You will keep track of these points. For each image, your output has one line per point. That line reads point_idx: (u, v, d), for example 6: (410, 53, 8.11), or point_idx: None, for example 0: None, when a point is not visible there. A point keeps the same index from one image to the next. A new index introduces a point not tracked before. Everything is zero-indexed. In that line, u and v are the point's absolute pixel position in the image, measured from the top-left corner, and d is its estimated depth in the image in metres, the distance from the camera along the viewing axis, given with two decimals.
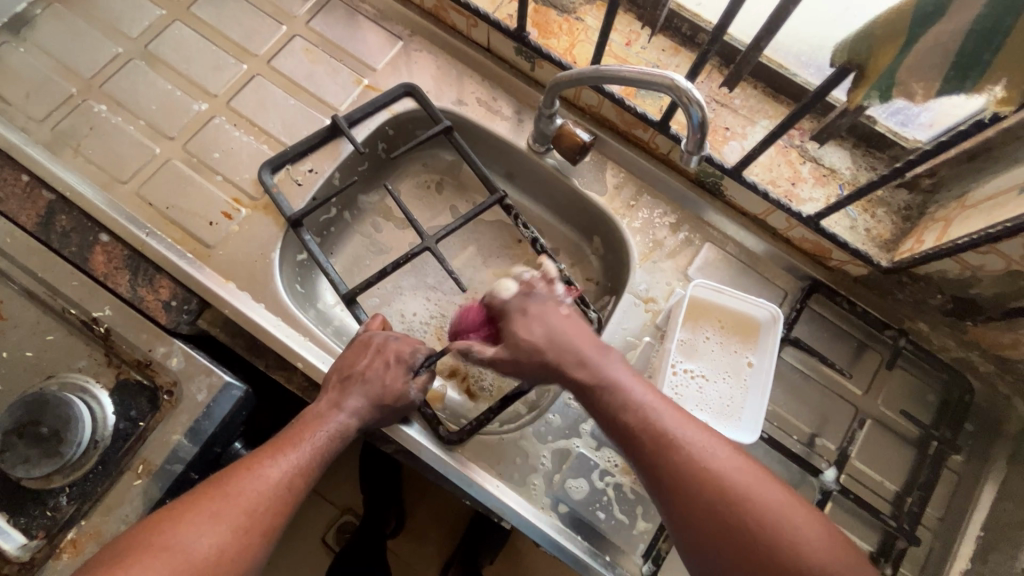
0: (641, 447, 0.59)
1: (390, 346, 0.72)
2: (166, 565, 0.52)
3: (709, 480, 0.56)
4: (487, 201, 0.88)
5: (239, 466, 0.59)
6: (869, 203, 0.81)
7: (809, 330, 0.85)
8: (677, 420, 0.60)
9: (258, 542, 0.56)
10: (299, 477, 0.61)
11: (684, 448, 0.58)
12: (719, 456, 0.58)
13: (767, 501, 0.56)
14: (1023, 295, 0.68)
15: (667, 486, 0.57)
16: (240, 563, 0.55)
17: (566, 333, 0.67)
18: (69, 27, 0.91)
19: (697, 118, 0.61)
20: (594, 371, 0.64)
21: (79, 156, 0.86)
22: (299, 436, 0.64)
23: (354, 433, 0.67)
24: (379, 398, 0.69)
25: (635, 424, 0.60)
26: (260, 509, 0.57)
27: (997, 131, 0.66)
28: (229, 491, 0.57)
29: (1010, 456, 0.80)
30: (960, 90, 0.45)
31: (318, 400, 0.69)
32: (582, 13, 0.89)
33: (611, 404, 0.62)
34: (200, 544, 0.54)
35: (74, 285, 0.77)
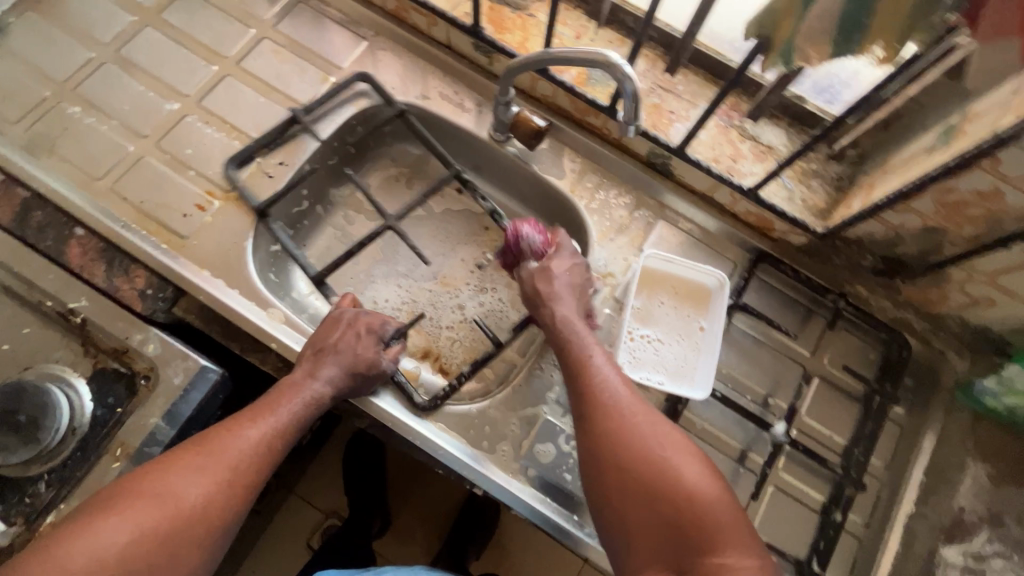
0: (575, 383, 0.72)
1: (361, 320, 0.81)
2: (158, 509, 0.60)
3: (624, 416, 0.67)
4: (444, 177, 0.94)
5: (221, 430, 0.67)
6: (805, 175, 0.87)
7: (759, 298, 0.90)
8: (610, 372, 0.72)
9: (241, 493, 0.65)
10: (276, 440, 0.69)
11: (609, 390, 0.69)
12: (637, 404, 0.68)
13: (665, 443, 0.64)
14: (941, 249, 0.75)
15: (588, 413, 0.68)
16: (225, 510, 0.63)
17: (574, 289, 0.81)
18: (41, 33, 0.94)
19: (630, 91, 0.67)
20: (566, 317, 0.78)
21: (54, 156, 0.89)
22: (276, 402, 0.72)
23: (328, 401, 0.74)
24: (351, 367, 0.75)
25: (572, 361, 0.74)
26: (243, 465, 0.66)
27: (906, 100, 0.73)
28: (214, 449, 0.65)
29: (948, 408, 0.86)
30: (848, 52, 0.51)
31: (294, 370, 0.76)
32: (535, 10, 0.95)
33: (564, 345, 0.76)
34: (188, 493, 0.62)
35: (50, 277, 0.79)
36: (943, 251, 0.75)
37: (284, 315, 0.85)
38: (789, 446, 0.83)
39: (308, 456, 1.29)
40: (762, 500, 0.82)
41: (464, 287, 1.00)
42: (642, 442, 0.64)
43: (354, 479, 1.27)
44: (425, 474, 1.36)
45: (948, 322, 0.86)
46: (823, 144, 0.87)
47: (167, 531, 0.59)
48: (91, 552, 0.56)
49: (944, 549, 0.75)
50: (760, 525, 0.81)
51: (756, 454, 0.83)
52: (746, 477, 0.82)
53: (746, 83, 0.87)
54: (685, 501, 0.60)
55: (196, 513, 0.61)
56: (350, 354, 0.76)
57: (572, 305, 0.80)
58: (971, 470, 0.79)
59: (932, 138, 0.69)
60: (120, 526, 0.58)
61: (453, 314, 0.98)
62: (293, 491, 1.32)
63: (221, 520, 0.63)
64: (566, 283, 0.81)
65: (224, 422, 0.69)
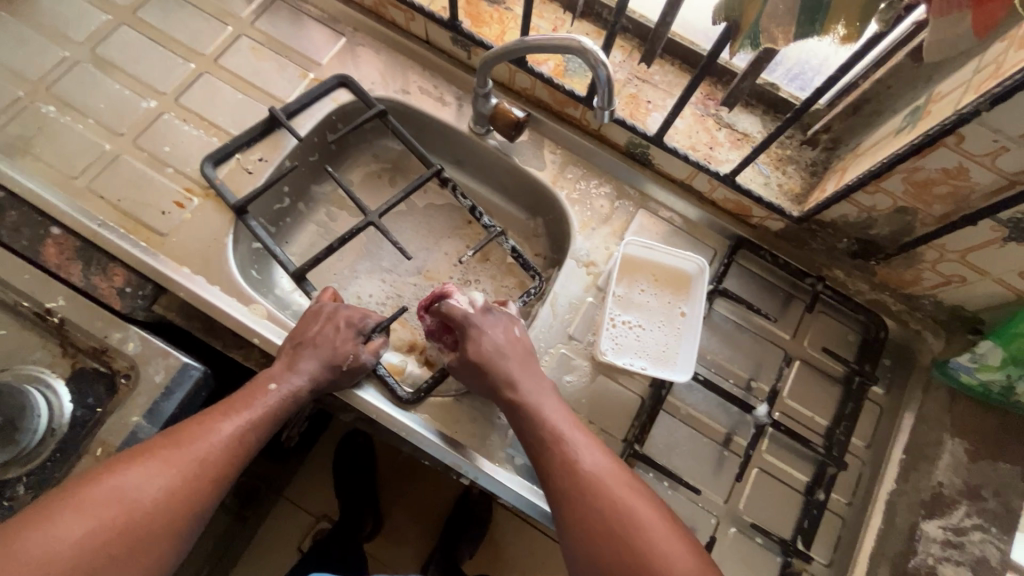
0: (551, 461, 0.69)
1: (340, 313, 0.81)
2: (118, 503, 0.59)
3: (606, 491, 0.66)
4: (425, 174, 0.94)
5: (192, 423, 0.67)
6: (781, 161, 0.88)
7: (739, 283, 0.91)
8: (583, 443, 0.70)
9: (207, 489, 0.64)
10: (248, 435, 0.69)
11: (588, 466, 0.68)
12: (616, 473, 0.68)
13: (648, 513, 0.65)
14: (912, 230, 0.77)
15: (569, 494, 0.66)
16: (189, 504, 0.62)
17: (517, 357, 0.77)
18: (14, 33, 0.93)
19: (604, 77, 0.68)
20: (524, 392, 0.74)
21: (28, 156, 0.88)
22: (250, 398, 0.71)
23: (305, 395, 0.74)
24: (329, 359, 0.75)
25: (542, 433, 0.71)
26: (211, 459, 0.65)
27: (874, 83, 0.74)
28: (182, 442, 0.64)
29: (925, 386, 0.87)
30: (812, 32, 0.52)
31: (272, 365, 0.76)
32: (512, 4, 0.96)
33: (531, 422, 0.72)
34: (150, 487, 0.61)
35: (26, 277, 0.78)
36: (915, 231, 0.76)
37: (266, 311, 0.85)
38: (771, 428, 0.83)
39: (297, 459, 1.29)
40: (746, 483, 0.83)
41: (448, 279, 1.01)
42: (627, 515, 0.64)
43: (344, 482, 1.26)
44: (416, 475, 1.35)
45: (923, 302, 0.88)
46: (797, 130, 0.88)
47: (127, 525, 0.59)
48: (47, 543, 0.55)
49: (924, 525, 0.78)
50: (745, 506, 0.82)
51: (740, 437, 0.84)
52: (731, 459, 0.83)
53: (720, 71, 0.89)
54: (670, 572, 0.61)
55: (157, 508, 0.61)
56: (327, 347, 0.76)
57: (517, 371, 0.75)
58: (949, 445, 0.82)
59: (900, 119, 0.71)
60: (78, 518, 0.57)
61: None
62: (281, 496, 1.30)
63: (184, 515, 0.62)
64: (497, 348, 0.77)
65: (197, 414, 0.69)
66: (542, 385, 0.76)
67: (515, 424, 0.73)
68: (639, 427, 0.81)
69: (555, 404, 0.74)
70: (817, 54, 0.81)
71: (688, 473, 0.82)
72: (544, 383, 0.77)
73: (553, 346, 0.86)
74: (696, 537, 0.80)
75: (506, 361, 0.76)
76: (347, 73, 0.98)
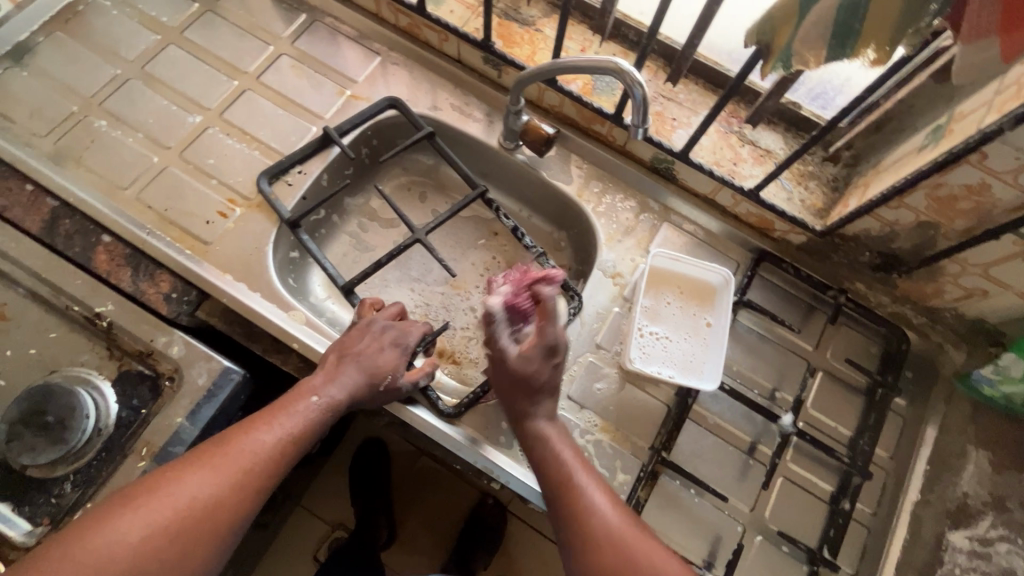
0: (555, 493, 0.66)
1: (386, 333, 0.81)
2: (169, 509, 0.60)
3: (622, 553, 0.60)
4: (469, 195, 0.97)
5: (238, 430, 0.67)
6: (803, 176, 0.91)
7: (762, 295, 0.93)
8: (599, 493, 0.65)
9: (252, 496, 0.64)
10: (289, 445, 0.68)
11: (591, 503, 0.64)
12: (633, 531, 0.63)
13: (643, 548, 0.61)
14: (935, 243, 0.79)
15: (581, 553, 0.62)
16: (235, 511, 0.63)
17: (552, 391, 0.73)
18: (68, 52, 0.98)
19: (639, 96, 0.71)
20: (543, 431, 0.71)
21: (81, 167, 0.92)
22: (288, 405, 0.71)
23: (345, 409, 0.74)
24: (371, 376, 0.76)
25: (544, 456, 0.69)
26: (255, 467, 0.65)
27: (896, 101, 0.77)
28: (228, 449, 0.65)
29: (947, 397, 0.89)
30: (843, 55, 0.55)
31: (313, 374, 0.76)
32: (542, 25, 1.00)
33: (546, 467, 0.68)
34: (198, 494, 0.61)
35: (78, 283, 0.81)
36: (937, 245, 0.79)
37: (305, 317, 0.88)
38: (796, 437, 0.85)
39: (317, 466, 1.30)
40: (772, 491, 0.84)
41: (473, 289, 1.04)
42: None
43: (363, 488, 1.27)
44: (434, 484, 1.36)
45: (944, 315, 0.89)
46: (818, 148, 0.91)
47: (177, 532, 0.59)
48: (105, 546, 0.57)
49: (951, 534, 0.80)
50: (771, 514, 0.83)
51: (766, 446, 0.86)
52: (756, 468, 0.85)
53: (743, 91, 0.92)
54: None
55: (204, 514, 0.61)
56: (373, 362, 0.77)
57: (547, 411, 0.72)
58: (973, 455, 0.84)
59: (922, 138, 0.73)
60: (133, 523, 0.58)
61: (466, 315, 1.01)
62: (299, 503, 1.32)
63: (231, 521, 0.62)
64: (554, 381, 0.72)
65: (242, 420, 0.69)
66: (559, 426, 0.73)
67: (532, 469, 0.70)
68: (666, 434, 0.83)
69: (575, 450, 0.70)
70: (853, 75, 0.83)
71: (713, 480, 0.83)
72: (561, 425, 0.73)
73: (580, 354, 0.88)
74: (722, 544, 0.81)
75: (545, 396, 0.72)
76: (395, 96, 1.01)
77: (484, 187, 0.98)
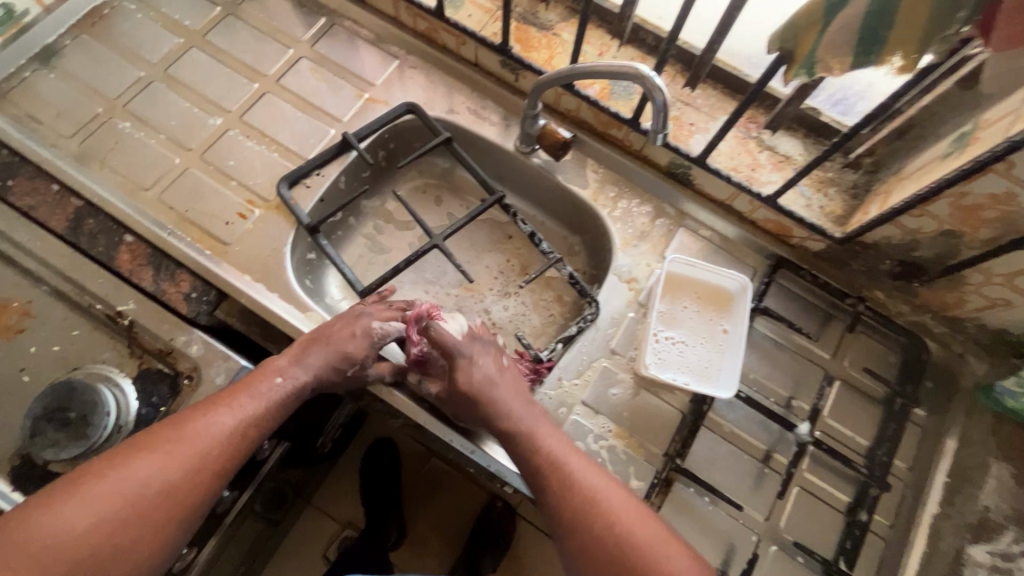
0: (527, 459, 0.70)
1: (360, 320, 0.81)
2: (122, 494, 0.59)
3: (595, 505, 0.65)
4: (487, 201, 0.97)
5: (192, 414, 0.66)
6: (822, 183, 0.90)
7: (779, 302, 0.92)
8: (575, 464, 0.68)
9: (207, 482, 0.63)
10: (247, 427, 0.67)
11: (563, 463, 0.68)
12: (612, 493, 0.66)
13: (613, 499, 0.66)
14: (958, 253, 0.78)
15: (562, 514, 0.65)
16: (192, 495, 0.62)
17: (502, 383, 0.76)
18: (94, 54, 1.00)
19: (660, 101, 0.72)
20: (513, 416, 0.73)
21: (104, 168, 0.94)
22: (248, 388, 0.70)
23: (307, 392, 0.74)
24: (337, 363, 0.76)
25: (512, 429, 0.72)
26: (212, 452, 0.64)
27: (919, 108, 0.77)
28: (181, 434, 0.64)
29: (968, 409, 0.87)
30: (868, 62, 0.54)
31: (277, 355, 0.76)
32: (559, 29, 1.00)
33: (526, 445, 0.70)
34: (150, 480, 0.60)
35: (100, 282, 0.83)
36: (959, 254, 0.78)
37: (321, 318, 0.89)
38: (813, 446, 0.84)
39: (329, 465, 1.31)
40: (788, 500, 0.83)
41: (487, 292, 1.04)
42: (622, 539, 0.62)
43: (373, 487, 1.28)
44: (444, 486, 1.36)
45: (965, 325, 0.88)
46: (838, 154, 0.90)
47: (130, 518, 0.59)
48: (51, 531, 0.56)
49: (970, 548, 0.77)
50: (786, 524, 0.82)
51: (781, 455, 0.85)
52: (771, 477, 0.84)
53: (763, 96, 0.92)
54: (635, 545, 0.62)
55: (159, 499, 0.60)
56: (342, 347, 0.77)
57: (510, 399, 0.75)
58: (994, 470, 0.81)
59: (946, 145, 0.73)
60: (80, 510, 0.57)
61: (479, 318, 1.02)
62: (311, 502, 1.33)
63: (188, 505, 0.62)
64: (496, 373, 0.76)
65: (198, 405, 0.68)
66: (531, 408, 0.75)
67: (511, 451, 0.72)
68: (680, 441, 0.83)
69: (551, 429, 0.73)
70: (874, 84, 0.82)
71: (728, 488, 0.83)
72: (534, 408, 0.76)
73: (595, 359, 0.88)
74: (736, 553, 0.80)
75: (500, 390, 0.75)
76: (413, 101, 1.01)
77: (502, 193, 0.99)
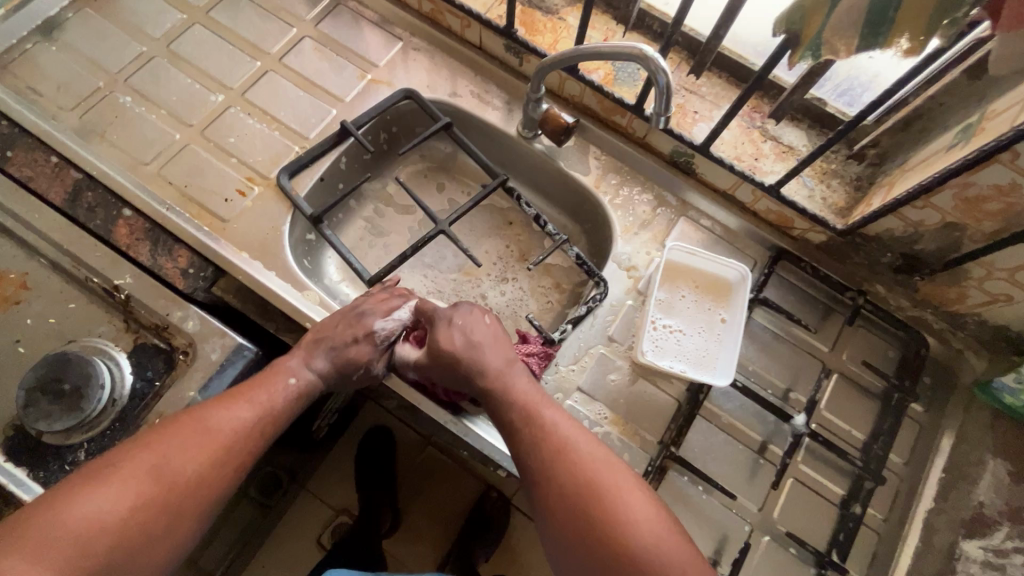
0: (496, 398, 0.71)
1: (363, 322, 0.79)
2: (150, 485, 0.60)
3: (556, 444, 0.65)
4: (489, 185, 0.97)
5: (212, 408, 0.66)
6: (825, 174, 0.90)
7: (779, 293, 0.92)
8: (553, 410, 0.69)
9: (232, 475, 0.64)
10: (267, 423, 0.68)
11: (528, 401, 0.70)
12: (575, 434, 0.66)
13: (571, 440, 0.65)
14: (960, 246, 0.77)
15: (525, 449, 0.66)
16: (217, 487, 0.63)
17: (484, 338, 0.77)
18: (97, 28, 0.99)
19: (663, 83, 0.71)
20: (486, 365, 0.74)
21: (105, 142, 0.93)
22: (267, 384, 0.71)
23: (319, 391, 0.75)
24: (342, 366, 0.76)
25: (479, 376, 0.73)
26: (235, 445, 0.65)
27: (925, 99, 0.76)
28: (206, 428, 0.65)
29: (965, 406, 0.87)
30: (875, 45, 0.53)
31: (287, 355, 0.76)
32: (565, 14, 1.00)
33: (507, 404, 0.70)
34: (178, 470, 0.62)
35: (97, 255, 0.82)
36: (962, 247, 0.77)
37: (318, 298, 0.89)
38: (808, 438, 0.84)
39: (322, 451, 1.31)
40: (782, 491, 0.83)
41: (485, 277, 1.03)
42: (581, 473, 0.63)
43: (367, 474, 1.28)
44: (437, 475, 1.36)
45: (965, 321, 0.87)
46: (842, 145, 0.89)
47: (159, 508, 0.59)
48: (85, 524, 0.56)
49: (964, 543, 0.78)
50: (780, 514, 0.82)
51: (777, 446, 0.84)
52: (766, 468, 0.84)
53: (767, 85, 0.91)
54: (597, 485, 0.62)
55: (186, 490, 0.61)
56: (346, 352, 0.76)
57: (490, 350, 0.76)
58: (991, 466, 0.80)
59: (952, 136, 0.72)
60: (110, 501, 0.58)
61: (476, 302, 1.01)
62: (304, 487, 1.33)
63: (212, 497, 0.63)
64: (479, 335, 0.77)
65: (215, 398, 0.69)
66: (506, 357, 0.76)
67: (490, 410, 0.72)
68: (675, 429, 0.82)
69: (524, 378, 0.74)
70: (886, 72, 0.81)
71: (721, 477, 0.83)
72: (511, 359, 0.76)
73: (592, 346, 0.88)
74: (729, 542, 0.80)
75: (488, 350, 0.76)
76: (412, 87, 1.00)
77: (505, 176, 0.98)
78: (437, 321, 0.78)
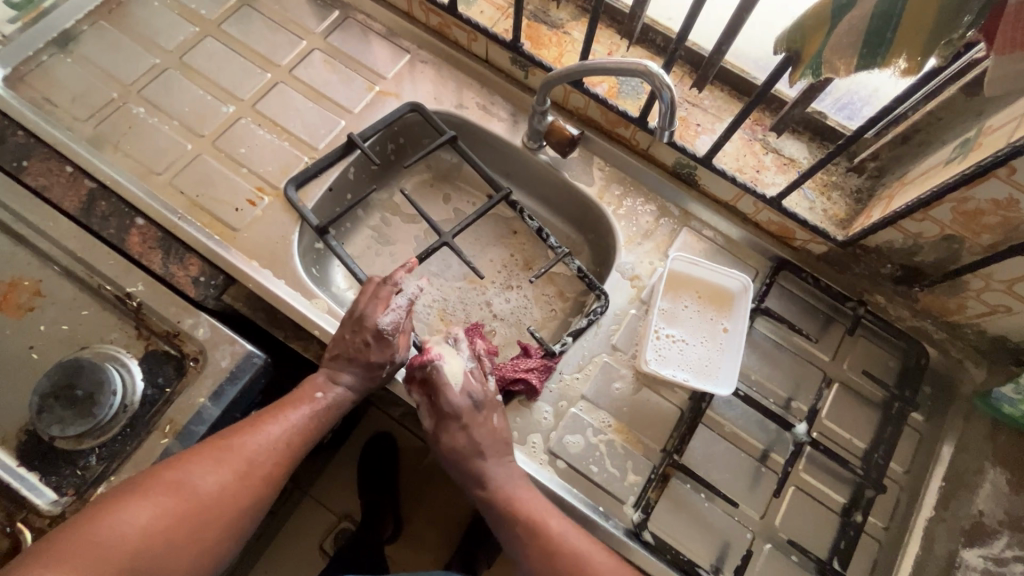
0: (497, 511, 0.76)
1: (368, 323, 0.78)
2: (179, 497, 0.65)
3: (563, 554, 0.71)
4: (494, 198, 0.98)
5: (242, 428, 0.72)
6: (826, 187, 0.91)
7: (780, 303, 0.93)
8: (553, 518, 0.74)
9: (255, 488, 0.70)
10: (290, 439, 0.74)
11: (529, 513, 0.74)
12: (576, 540, 0.72)
13: (574, 546, 0.72)
14: (959, 258, 0.78)
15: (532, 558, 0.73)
16: (240, 499, 0.68)
17: (489, 442, 0.78)
18: (111, 41, 1.01)
19: (668, 99, 0.72)
20: (488, 479, 0.77)
21: (118, 152, 0.95)
22: (296, 403, 0.77)
23: (349, 403, 0.80)
24: (366, 375, 0.79)
25: (479, 486, 0.77)
26: (259, 461, 0.70)
27: (924, 114, 0.78)
28: (233, 443, 0.70)
29: (965, 415, 0.88)
30: (874, 64, 0.55)
31: (317, 372, 0.81)
32: (569, 28, 1.02)
33: (508, 513, 0.75)
34: (205, 483, 0.66)
35: (110, 263, 0.84)
36: (960, 259, 0.78)
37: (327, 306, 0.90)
38: (810, 446, 0.84)
39: (326, 458, 1.32)
40: (783, 498, 0.84)
41: (490, 286, 1.05)
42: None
43: (370, 479, 1.29)
44: (438, 483, 1.36)
45: (965, 331, 0.89)
46: (842, 158, 0.91)
47: (185, 518, 0.64)
48: (118, 530, 0.61)
49: (965, 552, 0.79)
50: (782, 522, 0.83)
51: (778, 454, 0.86)
52: (768, 476, 0.85)
53: (769, 99, 0.93)
54: None
55: (211, 501, 0.66)
56: (361, 356, 0.78)
57: (493, 458, 0.77)
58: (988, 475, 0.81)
59: (951, 151, 0.73)
60: (142, 510, 0.62)
61: (481, 310, 1.03)
62: (308, 492, 1.34)
63: (236, 509, 0.68)
64: (484, 442, 0.78)
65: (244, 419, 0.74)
66: (508, 467, 0.78)
67: (490, 515, 0.76)
68: (678, 437, 0.83)
69: (524, 485, 0.77)
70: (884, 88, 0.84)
71: (724, 485, 0.83)
72: (510, 465, 0.78)
73: (596, 354, 0.89)
74: (730, 549, 0.81)
75: (493, 458, 0.77)
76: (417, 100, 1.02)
77: (509, 189, 1.00)
78: (446, 413, 0.78)
